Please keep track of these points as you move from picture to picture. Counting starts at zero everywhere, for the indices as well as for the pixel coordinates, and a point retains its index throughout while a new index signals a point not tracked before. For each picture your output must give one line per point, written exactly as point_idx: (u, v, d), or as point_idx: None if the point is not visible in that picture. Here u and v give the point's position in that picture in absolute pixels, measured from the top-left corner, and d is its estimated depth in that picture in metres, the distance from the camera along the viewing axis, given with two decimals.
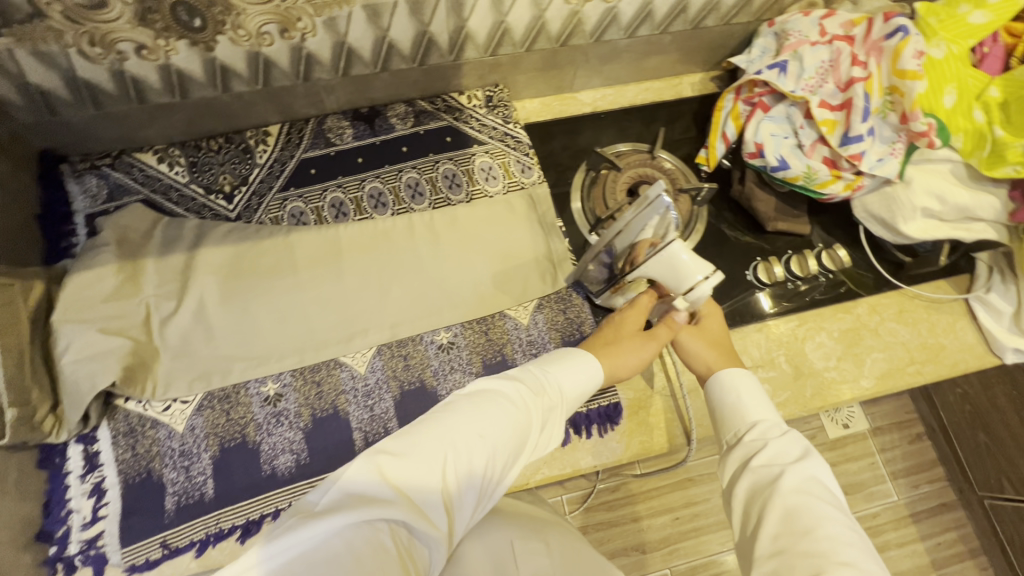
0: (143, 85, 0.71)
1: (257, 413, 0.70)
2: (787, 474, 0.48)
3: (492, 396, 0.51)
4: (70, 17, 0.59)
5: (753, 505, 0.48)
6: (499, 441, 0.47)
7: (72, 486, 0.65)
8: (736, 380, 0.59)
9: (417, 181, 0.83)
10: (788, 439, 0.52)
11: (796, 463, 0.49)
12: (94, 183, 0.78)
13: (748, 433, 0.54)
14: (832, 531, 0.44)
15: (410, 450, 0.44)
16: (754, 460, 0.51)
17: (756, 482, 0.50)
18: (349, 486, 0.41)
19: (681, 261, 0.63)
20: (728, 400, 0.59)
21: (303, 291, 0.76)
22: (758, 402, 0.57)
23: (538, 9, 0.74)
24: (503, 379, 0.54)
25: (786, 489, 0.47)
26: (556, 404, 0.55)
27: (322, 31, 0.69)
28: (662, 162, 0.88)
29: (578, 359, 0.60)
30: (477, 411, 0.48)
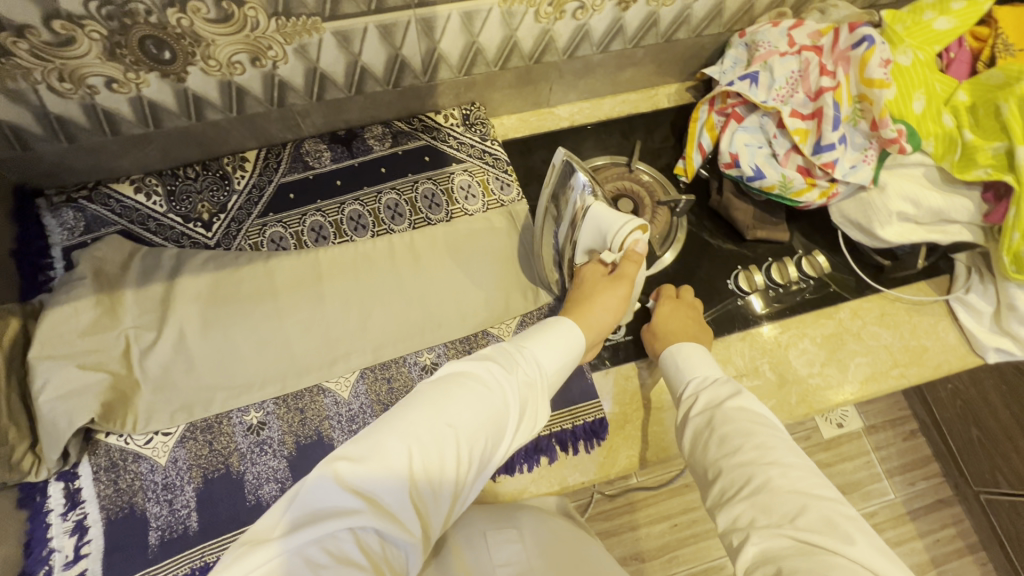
0: (116, 117, 0.71)
1: (240, 443, 0.70)
2: (717, 411, 0.55)
3: (453, 385, 0.50)
4: (37, 55, 0.59)
5: (695, 438, 0.56)
6: (464, 427, 0.47)
7: (53, 525, 0.64)
8: (678, 348, 0.67)
9: (397, 202, 0.83)
10: (717, 384, 0.59)
11: (726, 400, 0.56)
12: (70, 216, 0.77)
13: (688, 389, 0.62)
14: (756, 437, 0.51)
15: (371, 450, 0.43)
16: (692, 408, 0.58)
17: (697, 423, 0.57)
18: (309, 501, 0.40)
19: (602, 215, 0.70)
20: (672, 368, 0.66)
21: (285, 317, 0.76)
22: (699, 362, 0.64)
23: (509, 29, 0.74)
24: (467, 365, 0.53)
25: (718, 420, 0.54)
26: (525, 383, 0.54)
27: (294, 58, 0.69)
28: (640, 174, 0.89)
29: (544, 335, 0.60)
30: (436, 404, 0.48)
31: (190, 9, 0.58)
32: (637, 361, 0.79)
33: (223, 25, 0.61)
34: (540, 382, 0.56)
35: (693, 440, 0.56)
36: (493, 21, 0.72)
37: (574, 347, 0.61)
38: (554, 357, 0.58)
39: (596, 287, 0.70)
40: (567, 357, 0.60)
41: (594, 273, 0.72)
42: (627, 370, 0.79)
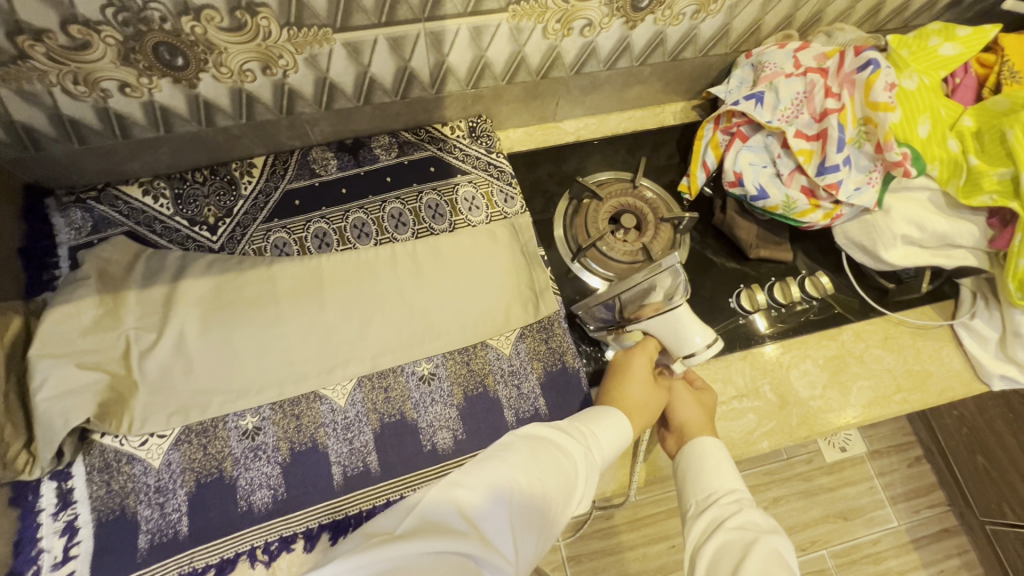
0: (128, 121, 0.72)
1: (234, 448, 0.69)
2: (757, 538, 0.51)
3: (542, 441, 0.53)
4: (53, 58, 0.60)
5: (724, 564, 0.50)
6: (553, 477, 0.49)
7: (43, 525, 0.64)
8: (718, 442, 0.64)
9: (400, 212, 0.84)
10: (757, 511, 0.55)
11: (768, 533, 0.52)
12: (78, 217, 0.78)
13: (724, 498, 0.58)
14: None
15: (478, 480, 0.46)
16: (729, 522, 0.54)
17: (726, 545, 0.52)
18: (426, 512, 0.43)
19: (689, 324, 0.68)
20: (703, 463, 0.62)
21: (284, 323, 0.76)
22: (732, 476, 0.61)
23: (516, 45, 0.75)
24: (556, 430, 0.56)
25: (759, 552, 0.49)
26: (596, 457, 0.56)
27: (304, 67, 0.70)
28: (643, 191, 0.87)
29: (614, 417, 0.61)
30: (535, 457, 0.50)
31: (204, 17, 0.59)
32: None
33: (235, 34, 0.62)
34: (607, 462, 0.58)
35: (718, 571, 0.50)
36: (501, 36, 0.73)
37: (632, 438, 0.62)
38: (616, 442, 0.60)
39: (645, 397, 0.68)
40: (620, 443, 0.60)
41: (641, 367, 0.71)
42: None
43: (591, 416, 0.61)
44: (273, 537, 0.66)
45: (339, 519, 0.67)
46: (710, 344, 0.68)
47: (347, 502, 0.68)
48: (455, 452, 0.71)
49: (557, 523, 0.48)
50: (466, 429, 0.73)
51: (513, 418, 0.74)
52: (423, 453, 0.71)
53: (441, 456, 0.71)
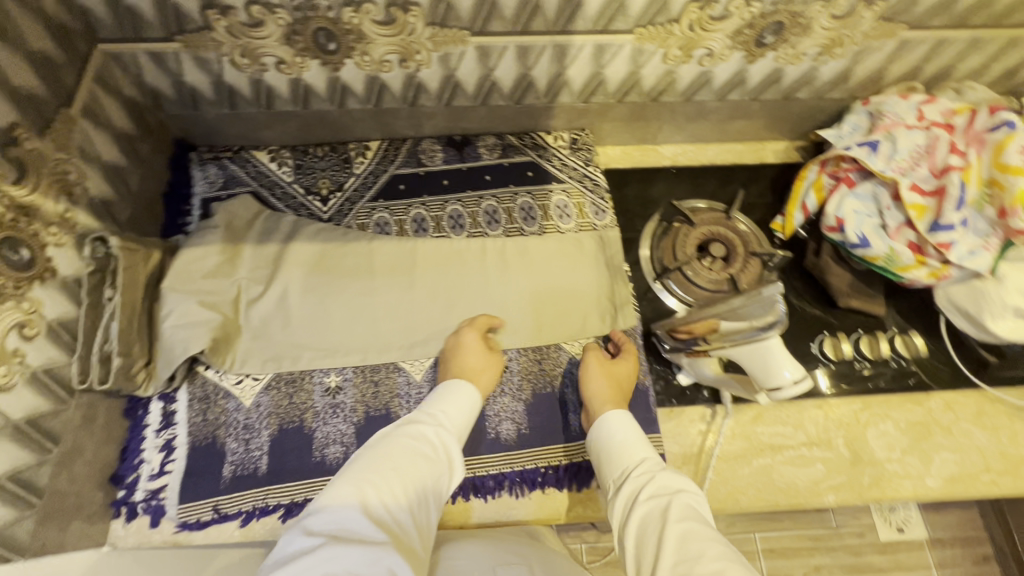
0: (274, 94, 0.80)
1: (316, 402, 0.75)
2: (671, 500, 0.54)
3: (386, 439, 0.60)
4: (232, 32, 0.68)
5: (648, 538, 0.52)
6: (410, 464, 0.57)
7: (147, 438, 0.72)
8: (623, 414, 0.66)
9: (495, 209, 0.88)
10: (667, 472, 0.58)
11: (677, 492, 0.55)
12: (213, 172, 0.87)
13: (637, 470, 0.60)
14: (712, 546, 0.48)
15: (325, 503, 0.51)
16: (643, 492, 0.56)
17: (645, 516, 0.54)
18: (281, 557, 0.46)
19: (777, 360, 0.59)
20: (615, 441, 0.64)
21: (375, 295, 0.81)
22: (640, 444, 0.63)
23: (635, 66, 0.78)
24: (400, 426, 0.62)
25: (675, 513, 0.52)
26: (445, 431, 0.64)
27: (436, 64, 0.76)
28: (737, 223, 0.87)
29: (450, 390, 0.68)
30: (379, 457, 0.56)
31: (363, 10, 0.66)
32: (704, 408, 0.77)
33: (386, 27, 0.69)
34: (462, 429, 0.66)
35: (646, 545, 0.51)
36: (623, 55, 0.76)
37: (477, 400, 0.69)
38: (464, 411, 0.67)
39: (479, 361, 0.73)
40: (468, 406, 0.68)
41: (472, 344, 0.74)
42: (694, 414, 0.77)
43: (436, 395, 0.68)
44: None
45: None
46: (800, 381, 0.59)
47: None
48: (517, 445, 0.74)
49: (427, 498, 0.56)
50: (530, 425, 0.75)
51: (577, 423, 0.76)
52: (487, 441, 0.74)
53: (502, 446, 0.74)
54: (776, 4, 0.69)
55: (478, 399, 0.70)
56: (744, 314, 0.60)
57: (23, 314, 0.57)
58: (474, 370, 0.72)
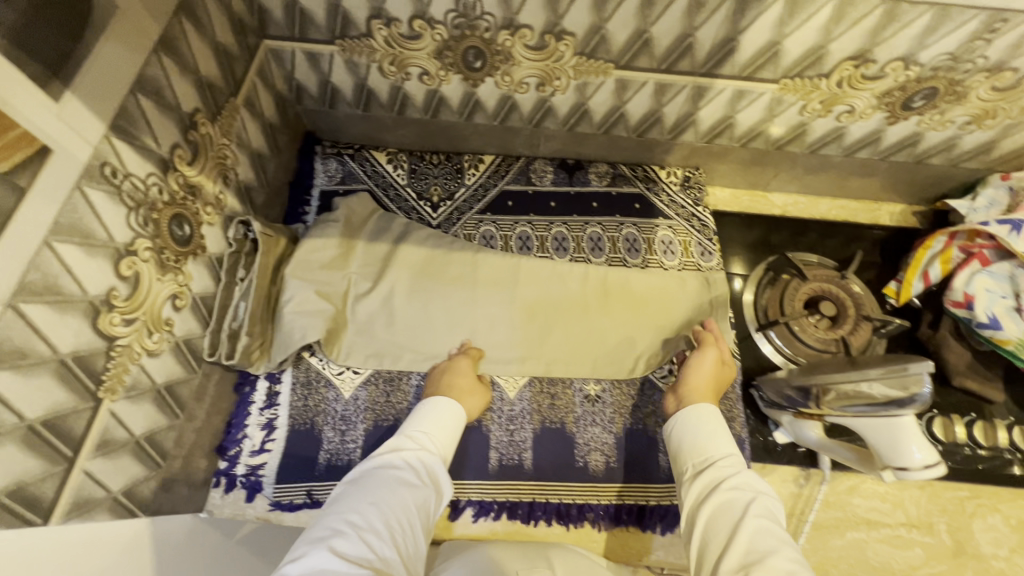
0: (409, 102, 0.83)
1: (411, 404, 0.77)
2: (754, 499, 0.53)
3: (364, 473, 0.58)
4: (389, 42, 0.71)
5: (723, 527, 0.52)
6: (389, 492, 0.55)
7: (252, 415, 0.75)
8: (712, 407, 0.65)
9: (599, 237, 0.89)
10: (752, 471, 0.57)
11: (761, 494, 0.55)
12: (334, 167, 0.91)
13: (722, 460, 0.59)
14: (789, 551, 0.48)
15: (299, 551, 0.48)
16: (727, 483, 0.55)
17: (723, 505, 0.54)
18: None
19: (907, 439, 0.56)
20: (701, 426, 0.63)
21: (476, 306, 0.82)
22: (728, 438, 0.62)
23: (770, 114, 0.77)
24: (384, 455, 0.61)
25: (756, 513, 0.52)
26: (430, 453, 0.62)
27: (572, 91, 0.77)
28: (851, 284, 0.83)
29: (431, 410, 0.68)
30: (357, 493, 0.55)
31: (519, 34, 0.68)
32: (796, 468, 0.75)
33: (535, 52, 0.70)
34: (446, 450, 0.65)
35: (716, 531, 0.52)
36: (762, 102, 0.75)
37: (459, 416, 0.69)
38: (446, 431, 0.66)
39: (470, 382, 0.73)
40: (452, 426, 0.67)
41: (461, 370, 0.75)
42: (786, 473, 0.75)
43: (419, 416, 0.67)
44: None
45: (486, 502, 0.72)
46: (931, 467, 0.56)
47: (497, 488, 0.72)
48: (604, 477, 0.74)
49: (414, 524, 0.54)
50: (619, 459, 0.74)
51: (667, 465, 0.74)
52: (574, 468, 0.74)
53: (588, 476, 0.73)
54: (936, 70, 0.67)
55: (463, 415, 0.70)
56: (874, 386, 0.57)
57: (177, 286, 0.61)
58: (462, 389, 0.72)
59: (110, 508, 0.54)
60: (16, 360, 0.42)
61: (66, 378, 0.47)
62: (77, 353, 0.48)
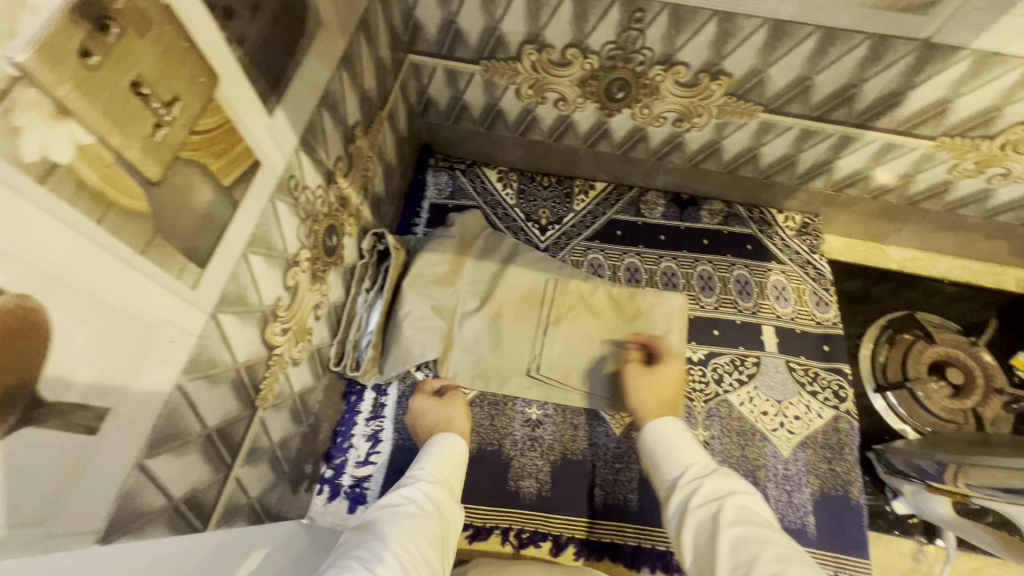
0: (536, 124, 0.82)
1: (516, 430, 0.76)
2: (723, 505, 0.49)
3: (369, 515, 0.50)
4: (536, 67, 0.71)
5: (705, 545, 0.47)
6: (391, 526, 0.48)
7: (358, 425, 0.75)
8: (664, 423, 0.61)
9: (709, 276, 0.87)
10: (716, 474, 0.53)
11: (732, 496, 0.50)
12: (444, 181, 0.91)
13: (682, 477, 0.54)
14: (773, 550, 0.43)
15: None
16: (693, 499, 0.51)
17: (698, 523, 0.49)
18: None
19: None
20: (659, 449, 0.59)
21: (583, 340, 0.77)
22: (688, 447, 0.58)
23: (915, 169, 0.74)
24: (389, 497, 0.53)
25: (728, 521, 0.47)
26: (441, 491, 0.56)
27: (710, 129, 0.75)
28: (982, 354, 0.81)
29: (436, 446, 0.62)
30: (363, 535, 0.47)
31: (673, 70, 0.67)
32: (913, 542, 0.73)
33: (684, 89, 0.69)
34: (456, 491, 0.58)
35: (702, 556, 0.47)
36: (910, 157, 0.72)
37: (461, 449, 0.63)
38: (454, 469, 0.60)
39: (438, 412, 0.70)
40: (457, 462, 0.61)
41: (422, 408, 0.71)
42: (902, 546, 0.73)
43: (424, 456, 0.61)
44: (529, 528, 0.71)
45: (589, 540, 0.70)
46: None
47: (603, 528, 0.71)
48: None
49: (430, 558, 0.46)
50: None
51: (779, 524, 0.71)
52: None
53: None
54: None
55: (467, 450, 0.64)
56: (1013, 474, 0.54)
57: (320, 296, 0.61)
58: (434, 426, 0.68)
59: (246, 515, 0.54)
60: (207, 370, 0.42)
61: (238, 387, 0.47)
62: (248, 363, 0.48)
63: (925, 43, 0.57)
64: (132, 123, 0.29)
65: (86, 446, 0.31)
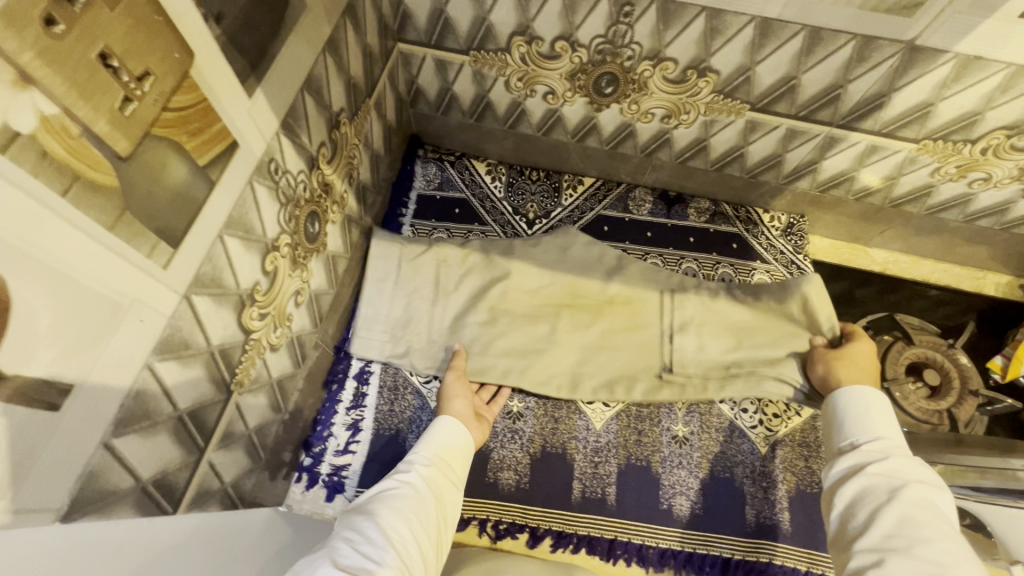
0: (525, 118, 0.82)
1: (497, 423, 0.75)
2: (905, 484, 0.48)
3: (369, 495, 0.53)
4: (525, 59, 0.71)
5: (863, 506, 0.48)
6: (384, 509, 0.50)
7: (339, 414, 0.74)
8: (879, 394, 0.59)
9: (695, 273, 0.87)
10: (912, 459, 0.51)
11: (917, 481, 0.48)
12: (433, 171, 0.91)
13: (868, 445, 0.53)
14: (946, 543, 0.43)
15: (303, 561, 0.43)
16: (871, 467, 0.50)
17: (869, 487, 0.49)
18: None
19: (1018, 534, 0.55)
20: (850, 413, 0.58)
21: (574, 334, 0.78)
22: (892, 426, 0.56)
23: (897, 172, 0.75)
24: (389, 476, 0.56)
25: (904, 496, 0.47)
26: (440, 481, 0.57)
27: (698, 126, 0.76)
28: (958, 357, 0.82)
29: (437, 428, 0.63)
30: (360, 511, 0.50)
31: (662, 66, 0.67)
32: None
33: (672, 85, 0.69)
34: (456, 479, 0.60)
35: (858, 510, 0.48)
36: (893, 160, 0.73)
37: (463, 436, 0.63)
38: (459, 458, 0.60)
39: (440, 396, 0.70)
40: (458, 447, 0.62)
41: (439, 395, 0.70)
42: None
43: (428, 436, 0.62)
44: (506, 519, 0.71)
45: (566, 532, 0.70)
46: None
47: (580, 521, 0.71)
48: (688, 523, 0.71)
49: (423, 543, 0.50)
50: (704, 506, 0.72)
51: (753, 519, 0.72)
52: (658, 510, 0.72)
53: (670, 519, 0.72)
54: None
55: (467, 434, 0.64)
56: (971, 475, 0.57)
57: (301, 283, 0.61)
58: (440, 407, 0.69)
59: (220, 499, 0.54)
60: (180, 352, 0.42)
61: (212, 371, 0.47)
62: (223, 347, 0.48)
63: (909, 45, 0.57)
64: (98, 95, 0.29)
65: (48, 423, 0.31)
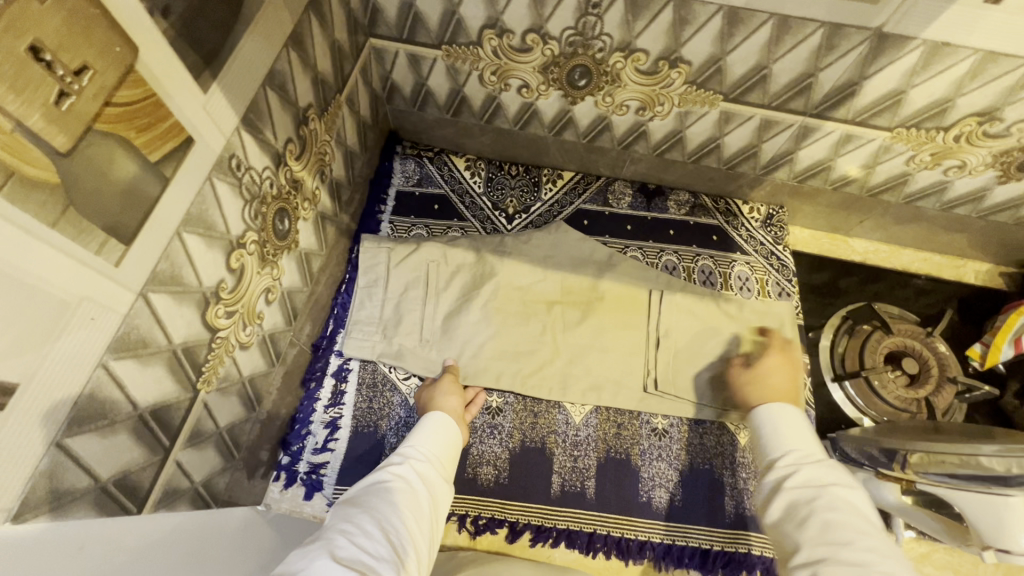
0: (501, 112, 0.82)
1: (476, 418, 0.75)
2: (821, 492, 0.53)
3: (360, 489, 0.53)
4: (497, 53, 0.71)
5: (793, 521, 0.52)
6: (380, 503, 0.50)
7: (317, 412, 0.74)
8: (791, 409, 0.64)
9: (675, 265, 0.86)
10: (822, 466, 0.56)
11: (830, 485, 0.54)
12: (412, 168, 0.91)
13: (783, 458, 0.58)
14: (865, 541, 0.48)
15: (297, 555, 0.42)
16: (789, 481, 0.55)
17: (792, 501, 0.54)
18: None
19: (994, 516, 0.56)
20: (763, 430, 0.63)
21: (564, 334, 0.79)
22: (803, 436, 0.60)
23: (873, 161, 0.75)
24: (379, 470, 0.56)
25: (822, 505, 0.52)
26: (432, 476, 0.57)
27: (673, 118, 0.76)
28: (937, 345, 0.82)
29: (428, 424, 0.63)
30: (352, 505, 0.50)
31: (633, 57, 0.67)
32: None
33: (645, 77, 0.69)
34: (447, 474, 0.60)
35: (789, 526, 0.52)
36: (867, 149, 0.73)
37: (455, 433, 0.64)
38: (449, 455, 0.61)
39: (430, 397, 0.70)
40: (449, 443, 0.63)
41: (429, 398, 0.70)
42: None
43: (419, 432, 0.63)
44: (485, 514, 0.71)
45: (545, 526, 0.70)
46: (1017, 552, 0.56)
47: (559, 514, 0.71)
48: (667, 515, 0.71)
49: (419, 535, 0.50)
50: (684, 497, 0.72)
51: (733, 509, 0.72)
52: (638, 503, 0.72)
53: (649, 512, 0.71)
54: None
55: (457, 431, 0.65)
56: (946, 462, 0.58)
57: (271, 281, 0.60)
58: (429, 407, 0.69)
59: (190, 499, 0.54)
60: (137, 350, 0.41)
61: (175, 369, 0.47)
62: (186, 345, 0.47)
63: (877, 32, 0.57)
64: (33, 89, 0.29)
65: None
